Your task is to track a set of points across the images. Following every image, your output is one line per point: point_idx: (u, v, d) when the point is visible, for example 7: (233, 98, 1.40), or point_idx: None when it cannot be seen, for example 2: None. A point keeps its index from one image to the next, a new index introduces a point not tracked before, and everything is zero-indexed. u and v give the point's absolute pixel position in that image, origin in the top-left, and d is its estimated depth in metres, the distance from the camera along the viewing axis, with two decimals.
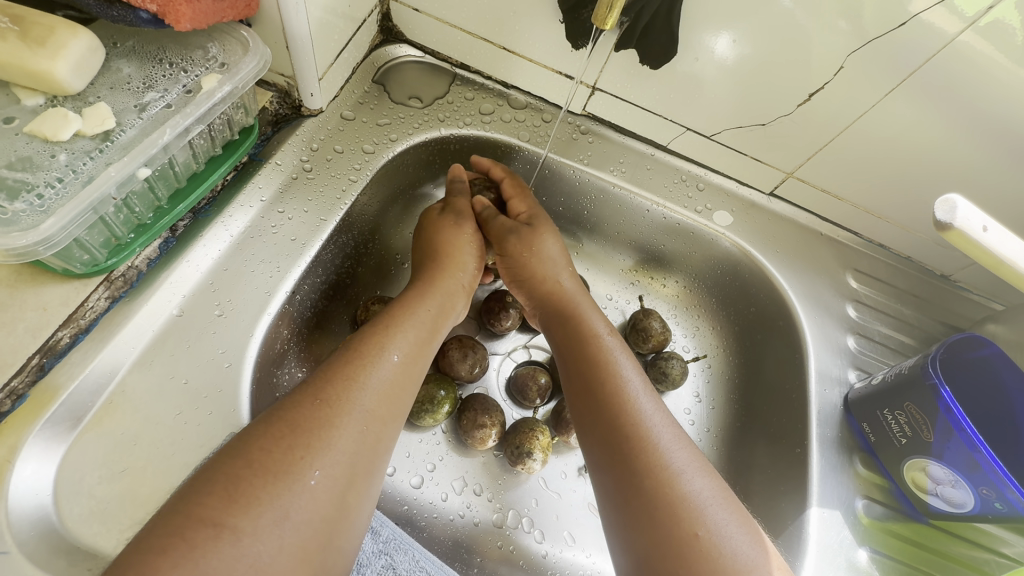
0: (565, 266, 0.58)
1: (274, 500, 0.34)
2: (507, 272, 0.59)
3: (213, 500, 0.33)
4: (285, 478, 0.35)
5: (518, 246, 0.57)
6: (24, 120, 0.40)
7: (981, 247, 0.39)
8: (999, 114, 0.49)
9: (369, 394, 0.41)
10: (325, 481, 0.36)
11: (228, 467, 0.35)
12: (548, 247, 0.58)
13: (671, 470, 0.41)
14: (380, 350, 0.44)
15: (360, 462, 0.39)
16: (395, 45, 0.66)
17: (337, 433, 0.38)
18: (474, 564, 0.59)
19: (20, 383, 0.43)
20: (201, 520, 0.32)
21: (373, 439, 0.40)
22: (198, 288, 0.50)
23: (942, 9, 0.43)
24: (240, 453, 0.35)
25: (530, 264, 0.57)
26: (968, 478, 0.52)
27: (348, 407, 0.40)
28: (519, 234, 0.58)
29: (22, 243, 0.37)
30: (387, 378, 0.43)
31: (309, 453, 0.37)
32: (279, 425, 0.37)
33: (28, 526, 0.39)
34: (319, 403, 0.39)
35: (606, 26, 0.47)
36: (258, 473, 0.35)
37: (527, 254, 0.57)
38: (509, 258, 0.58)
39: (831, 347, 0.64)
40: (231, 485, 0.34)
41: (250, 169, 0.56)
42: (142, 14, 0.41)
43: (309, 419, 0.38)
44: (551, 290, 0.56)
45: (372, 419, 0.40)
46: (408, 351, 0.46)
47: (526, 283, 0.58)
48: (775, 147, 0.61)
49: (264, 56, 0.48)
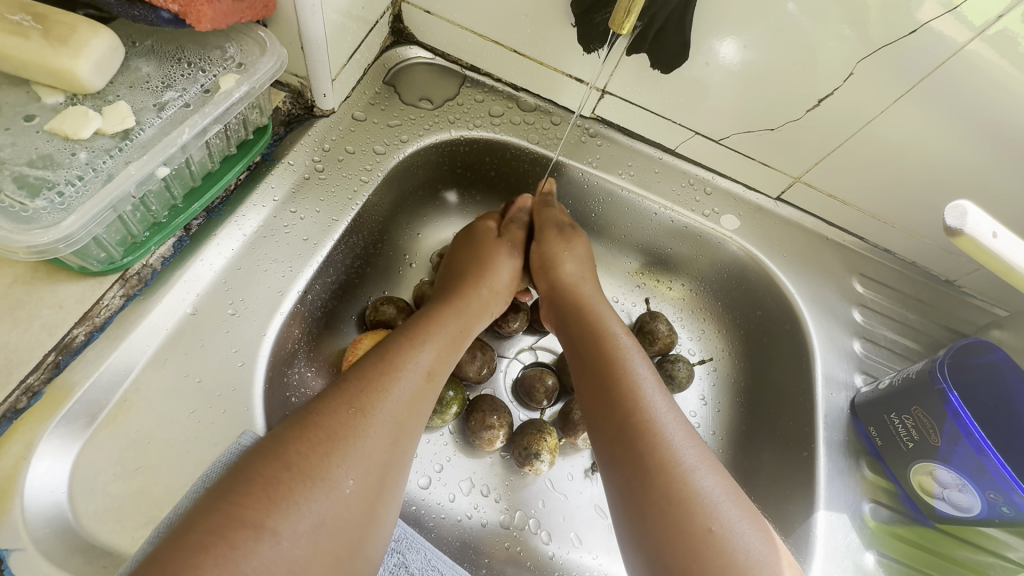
0: (589, 267, 0.61)
1: (312, 504, 0.34)
2: (539, 258, 0.61)
3: (253, 502, 0.32)
4: (320, 484, 0.35)
5: (557, 238, 0.60)
6: (44, 118, 0.40)
7: (991, 254, 0.40)
8: (1006, 122, 0.49)
9: (397, 403, 0.42)
10: (357, 490, 0.37)
11: (266, 470, 0.34)
12: (578, 247, 0.61)
13: (683, 467, 0.42)
14: (409, 361, 0.45)
15: (387, 473, 0.39)
16: (406, 46, 0.66)
17: (368, 442, 0.39)
18: (483, 565, 0.59)
19: (37, 379, 0.43)
20: (241, 521, 0.32)
21: (400, 450, 0.41)
22: (211, 287, 0.50)
23: (952, 18, 0.44)
24: (276, 456, 0.35)
25: (560, 255, 0.60)
26: (975, 482, 0.52)
27: (379, 416, 0.40)
28: (561, 229, 0.61)
29: (43, 241, 0.38)
30: (414, 389, 0.44)
31: (344, 459, 0.37)
32: (314, 430, 0.37)
33: (43, 523, 0.40)
34: (353, 410, 0.39)
35: (622, 30, 0.48)
36: (297, 477, 0.35)
37: (562, 246, 0.60)
38: (545, 245, 0.60)
39: (837, 351, 0.64)
40: (271, 488, 0.34)
41: (263, 169, 0.56)
42: (164, 14, 0.42)
43: (342, 427, 0.38)
44: (570, 286, 0.58)
45: (399, 430, 0.41)
46: (434, 363, 0.47)
47: (551, 270, 0.59)
48: (783, 152, 0.61)
49: (281, 57, 0.48)
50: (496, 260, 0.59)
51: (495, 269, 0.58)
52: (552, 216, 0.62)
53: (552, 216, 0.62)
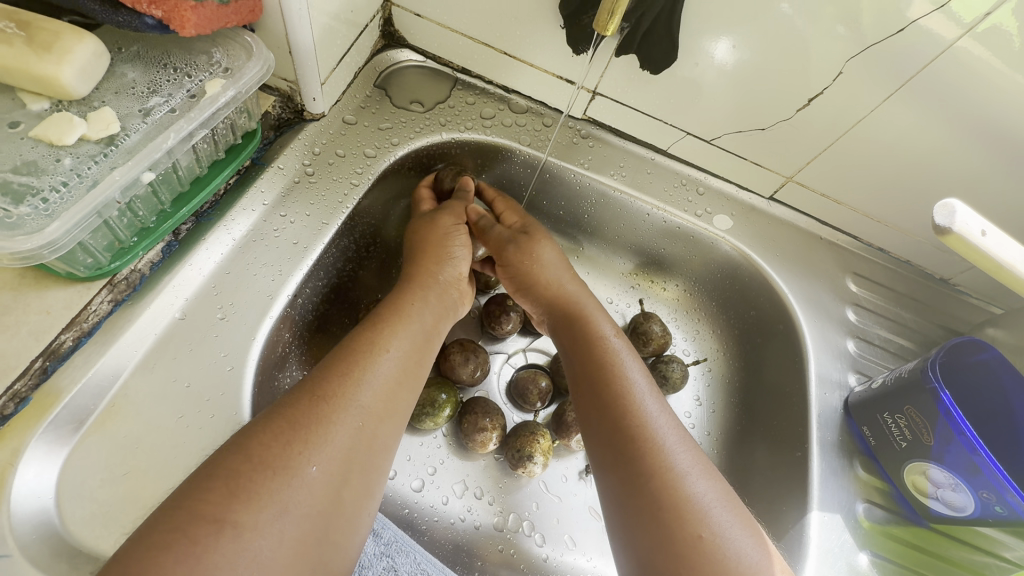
0: (566, 271, 0.58)
1: (275, 495, 0.34)
2: (513, 282, 0.59)
3: (216, 496, 0.33)
4: (283, 474, 0.35)
5: (518, 255, 0.58)
6: (29, 124, 0.41)
7: (980, 252, 0.39)
8: (997, 120, 0.49)
9: (365, 391, 0.41)
10: (322, 476, 0.37)
11: (229, 461, 0.35)
12: (545, 253, 0.58)
13: (676, 473, 0.41)
14: (376, 346, 0.44)
15: (356, 459, 0.39)
16: (397, 49, 0.66)
17: (334, 430, 0.38)
18: (474, 568, 0.58)
19: (23, 386, 0.43)
20: (202, 517, 0.32)
21: (369, 438, 0.40)
22: (200, 291, 0.50)
23: (941, 15, 0.44)
24: (240, 448, 0.36)
25: (532, 271, 0.57)
26: (968, 482, 0.52)
27: (347, 405, 0.40)
28: (517, 244, 0.58)
29: (27, 247, 0.38)
30: (383, 376, 0.43)
31: (307, 447, 0.37)
32: (277, 420, 0.37)
33: (30, 529, 0.39)
34: (318, 399, 0.39)
35: (607, 32, 0.48)
36: (259, 468, 0.35)
37: (528, 261, 0.57)
38: (511, 266, 0.58)
39: (831, 350, 0.64)
40: (235, 480, 0.34)
41: (252, 173, 0.56)
42: (148, 20, 0.42)
43: (307, 415, 0.38)
44: (550, 291, 0.56)
45: (369, 417, 0.41)
46: (405, 349, 0.46)
47: (529, 289, 0.58)
48: (775, 152, 0.61)
49: (267, 61, 0.48)
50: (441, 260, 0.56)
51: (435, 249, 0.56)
52: (499, 235, 0.59)
53: (499, 234, 0.59)
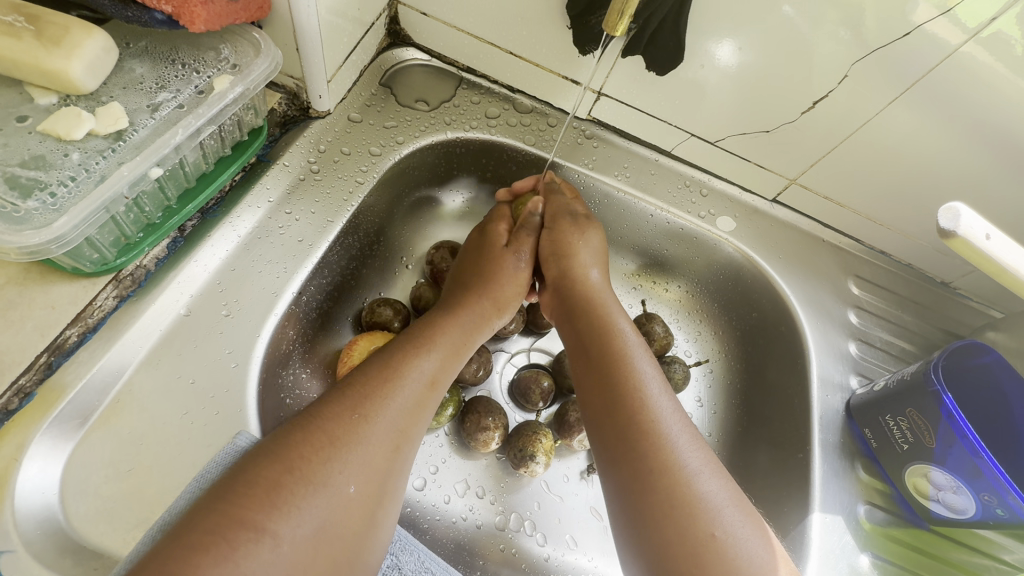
0: (601, 260, 0.59)
1: (315, 510, 0.35)
2: (548, 248, 0.59)
3: (256, 503, 0.33)
4: (321, 491, 0.35)
5: (570, 226, 0.59)
6: (37, 119, 0.40)
7: (983, 255, 0.40)
8: (999, 126, 0.49)
9: (399, 410, 0.42)
10: (358, 495, 0.37)
11: (268, 471, 0.35)
12: (591, 238, 0.59)
13: (686, 471, 0.41)
14: (413, 366, 0.45)
15: (389, 479, 0.40)
16: (402, 48, 0.66)
17: (371, 449, 0.39)
18: (476, 567, 0.58)
19: (27, 381, 0.43)
20: (242, 523, 0.32)
21: (403, 457, 0.41)
22: (204, 288, 0.50)
23: (946, 20, 0.44)
24: (277, 458, 0.36)
25: (574, 246, 0.58)
26: (969, 484, 0.52)
27: (381, 421, 0.40)
28: (574, 218, 0.59)
29: (35, 242, 0.38)
30: (416, 397, 0.43)
31: (346, 466, 0.37)
32: (318, 434, 0.37)
33: (34, 525, 0.40)
34: (356, 416, 0.39)
35: (616, 32, 0.48)
36: (298, 482, 0.35)
37: (576, 236, 0.58)
38: (558, 234, 0.59)
39: (833, 353, 0.64)
40: (274, 492, 0.34)
41: (258, 170, 0.56)
42: (157, 15, 0.42)
43: (346, 432, 0.38)
44: (582, 277, 0.56)
45: (401, 437, 0.41)
46: (438, 372, 0.46)
47: (563, 260, 0.57)
48: (779, 155, 0.61)
49: (275, 59, 0.48)
50: (506, 255, 0.58)
51: (498, 275, 0.57)
52: (560, 202, 0.61)
53: (562, 204, 0.60)
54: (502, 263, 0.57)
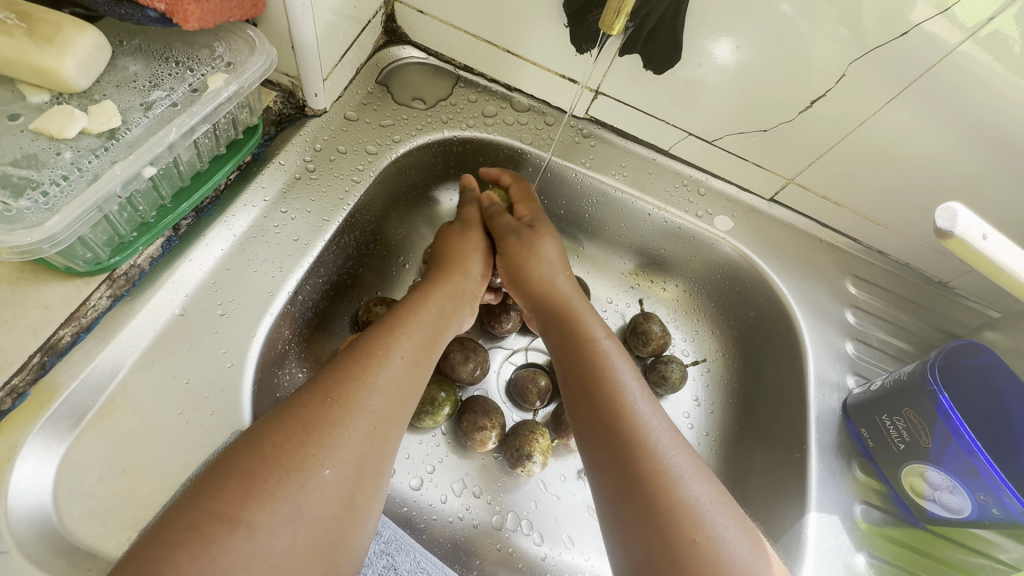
0: (561, 267, 0.59)
1: (291, 497, 0.34)
2: (507, 274, 0.59)
3: (229, 495, 0.33)
4: (297, 476, 0.35)
5: (517, 246, 0.58)
6: (29, 117, 0.40)
7: (980, 255, 0.39)
8: (998, 125, 0.49)
9: (375, 394, 0.41)
10: (335, 478, 0.37)
11: (243, 462, 0.35)
12: (546, 249, 0.59)
13: (670, 476, 0.41)
14: (386, 349, 0.45)
15: (370, 461, 0.39)
16: (399, 46, 0.66)
17: (347, 433, 0.38)
18: (473, 566, 0.58)
19: (20, 381, 0.42)
20: (217, 515, 0.32)
21: (383, 439, 0.40)
22: (199, 287, 0.50)
23: (944, 19, 0.44)
24: (252, 448, 0.36)
25: (527, 266, 0.58)
26: (965, 484, 0.52)
27: (356, 407, 0.40)
28: (519, 235, 0.59)
29: (27, 241, 0.37)
30: (393, 380, 0.43)
31: (321, 450, 0.37)
32: (290, 421, 0.37)
33: (28, 525, 0.39)
34: (328, 401, 0.39)
35: (612, 31, 0.48)
36: (272, 469, 0.35)
37: (525, 255, 0.58)
38: (509, 258, 0.58)
39: (830, 352, 0.64)
40: (246, 481, 0.34)
41: (253, 169, 0.56)
42: (150, 13, 0.42)
43: (319, 417, 0.38)
44: (546, 290, 0.57)
45: (380, 419, 0.41)
46: (414, 354, 0.46)
47: (522, 284, 0.58)
48: (777, 154, 0.61)
49: (269, 56, 0.48)
50: (470, 255, 0.58)
51: (465, 258, 0.58)
52: (505, 224, 0.59)
53: (505, 223, 0.59)
54: (465, 269, 0.57)
